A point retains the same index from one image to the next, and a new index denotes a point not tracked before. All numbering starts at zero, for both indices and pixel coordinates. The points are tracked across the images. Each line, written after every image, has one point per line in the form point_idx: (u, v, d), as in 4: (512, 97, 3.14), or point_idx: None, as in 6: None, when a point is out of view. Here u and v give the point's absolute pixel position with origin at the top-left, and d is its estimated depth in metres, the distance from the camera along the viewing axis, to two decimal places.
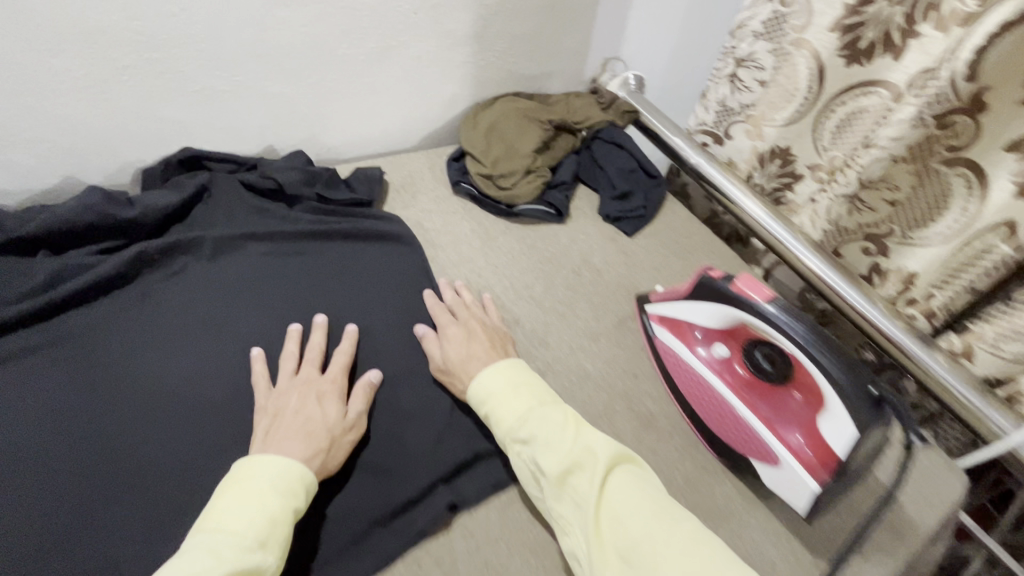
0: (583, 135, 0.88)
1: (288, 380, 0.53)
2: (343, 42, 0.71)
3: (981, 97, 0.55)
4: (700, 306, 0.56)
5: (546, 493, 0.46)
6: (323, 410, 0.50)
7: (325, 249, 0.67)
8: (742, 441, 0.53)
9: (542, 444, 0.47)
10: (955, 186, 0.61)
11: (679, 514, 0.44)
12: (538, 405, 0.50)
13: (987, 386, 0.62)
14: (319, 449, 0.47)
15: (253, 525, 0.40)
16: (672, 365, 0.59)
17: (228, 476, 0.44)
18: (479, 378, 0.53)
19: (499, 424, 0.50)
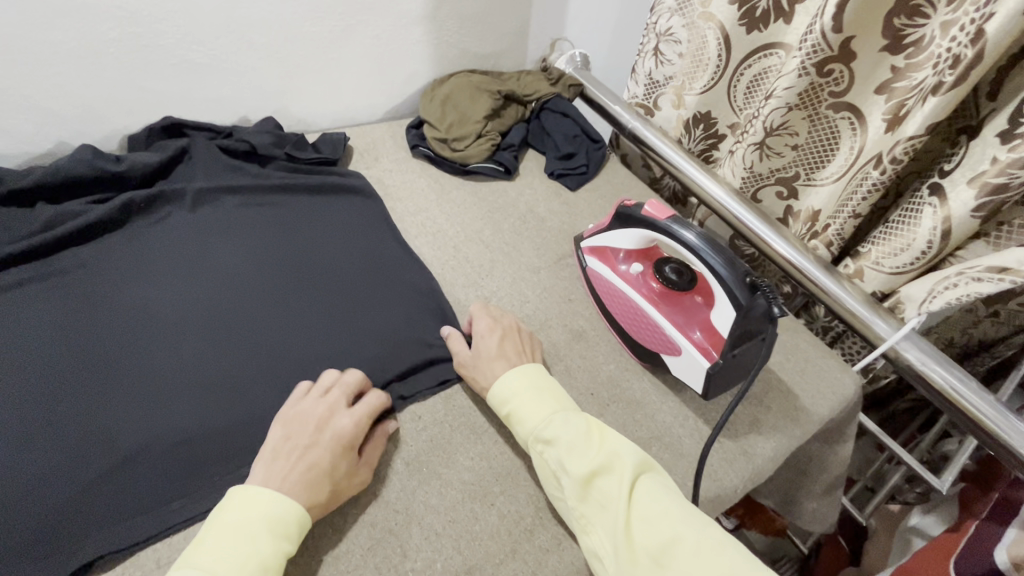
0: (532, 107, 0.98)
1: (310, 406, 0.51)
2: (307, 20, 0.80)
3: (849, 45, 0.65)
4: (620, 230, 0.65)
5: (570, 494, 0.47)
6: (336, 457, 0.48)
7: (294, 202, 0.75)
8: (655, 343, 0.61)
9: (564, 445, 0.48)
10: (841, 126, 0.71)
11: (682, 522, 0.44)
12: (557, 410, 0.52)
13: (876, 300, 0.71)
14: (318, 499, 0.46)
15: (241, 568, 0.39)
16: (601, 288, 0.67)
17: (221, 510, 0.43)
18: (502, 379, 0.55)
19: (521, 424, 0.52)
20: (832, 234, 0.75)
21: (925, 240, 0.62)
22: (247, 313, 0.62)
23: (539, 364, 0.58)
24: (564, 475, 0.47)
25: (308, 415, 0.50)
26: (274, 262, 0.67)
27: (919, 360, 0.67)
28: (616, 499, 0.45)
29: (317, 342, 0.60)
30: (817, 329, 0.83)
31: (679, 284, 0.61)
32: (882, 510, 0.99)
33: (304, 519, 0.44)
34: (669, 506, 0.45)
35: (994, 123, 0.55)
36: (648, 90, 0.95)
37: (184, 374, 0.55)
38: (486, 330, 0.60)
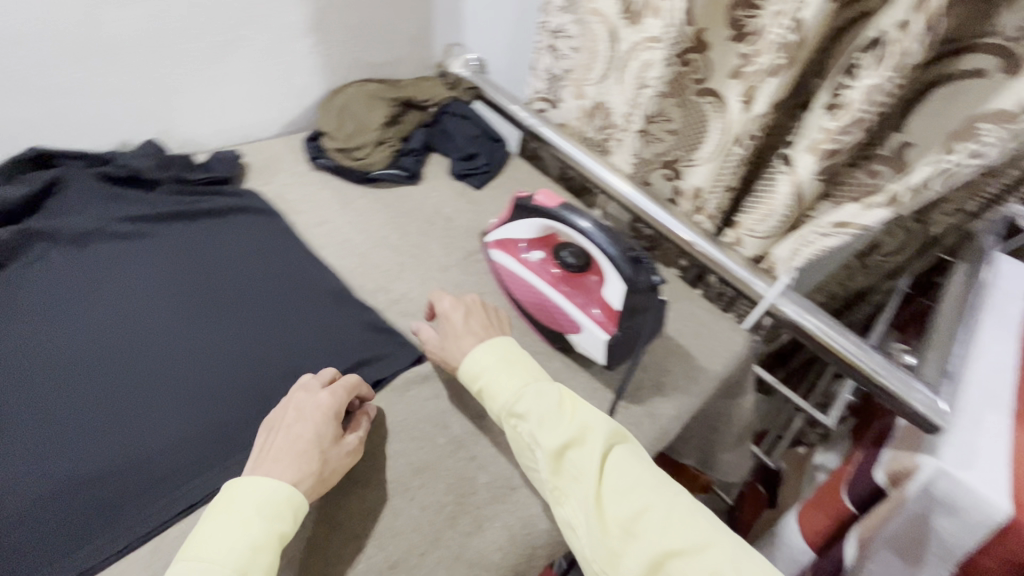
0: (432, 111, 0.99)
1: (291, 399, 0.53)
2: (183, 37, 0.77)
3: (703, 37, 0.73)
4: (520, 220, 0.68)
5: (543, 466, 0.50)
6: (322, 432, 0.50)
7: (186, 227, 0.72)
8: (559, 322, 0.65)
9: (537, 418, 0.51)
10: (708, 109, 0.78)
11: (655, 490, 0.48)
12: (532, 382, 0.54)
13: (754, 261, 0.79)
14: (309, 469, 0.48)
15: (233, 552, 0.41)
16: (507, 278, 0.70)
17: (216, 499, 0.45)
18: (471, 355, 0.57)
19: (494, 398, 0.54)
20: (712, 208, 0.82)
21: (782, 204, 0.69)
22: (146, 350, 0.61)
23: (510, 339, 0.60)
24: (537, 448, 0.50)
25: (289, 404, 0.53)
26: (171, 293, 0.66)
27: (796, 313, 0.75)
28: (587, 470, 0.48)
29: (222, 372, 0.60)
30: (712, 296, 0.90)
31: (575, 266, 0.65)
32: (791, 453, 1.08)
33: (298, 501, 0.46)
34: (643, 476, 0.49)
35: (820, 96, 0.63)
36: (549, 85, 0.99)
37: (81, 424, 0.55)
38: (450, 308, 0.63)
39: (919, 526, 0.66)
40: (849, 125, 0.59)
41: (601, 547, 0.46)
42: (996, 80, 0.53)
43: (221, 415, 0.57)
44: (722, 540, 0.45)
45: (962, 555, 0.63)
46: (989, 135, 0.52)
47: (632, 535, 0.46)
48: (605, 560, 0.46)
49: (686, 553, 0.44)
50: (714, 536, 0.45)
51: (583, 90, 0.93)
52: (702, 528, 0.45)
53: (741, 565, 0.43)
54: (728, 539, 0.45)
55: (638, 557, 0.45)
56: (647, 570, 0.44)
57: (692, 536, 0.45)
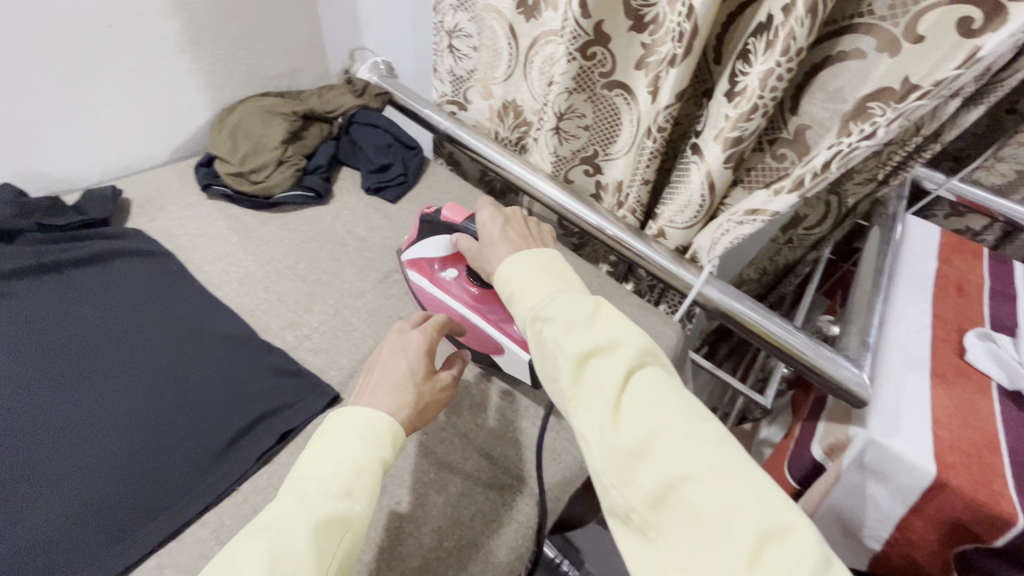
0: (340, 122, 0.93)
1: (387, 342, 0.54)
2: (32, 64, 0.68)
3: (602, 28, 0.69)
4: (429, 238, 0.65)
5: (565, 374, 0.44)
6: (416, 370, 0.52)
7: (56, 280, 0.64)
8: (483, 342, 0.63)
9: (563, 323, 0.45)
10: (619, 104, 0.77)
11: (682, 413, 0.41)
12: (564, 291, 0.48)
13: (679, 252, 0.79)
14: (405, 401, 0.49)
15: (341, 469, 0.42)
16: (425, 297, 0.67)
17: (323, 424, 0.46)
18: (510, 262, 0.52)
19: (523, 304, 0.49)
20: (634, 202, 0.81)
21: (699, 195, 0.69)
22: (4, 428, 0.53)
23: (550, 249, 0.55)
24: (559, 353, 0.44)
25: (387, 345, 0.54)
26: (37, 360, 0.58)
27: (722, 298, 0.76)
28: (611, 379, 0.42)
29: (106, 440, 0.53)
30: (644, 289, 0.89)
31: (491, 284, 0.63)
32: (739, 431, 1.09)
33: (396, 430, 0.47)
34: (673, 397, 0.42)
35: (721, 84, 0.62)
36: (455, 87, 0.95)
37: None
38: (489, 218, 0.59)
39: (858, 491, 0.67)
40: (750, 113, 0.58)
41: (612, 461, 0.40)
42: (872, 60, 0.53)
43: (89, 500, 0.50)
44: (753, 476, 0.38)
45: (897, 518, 0.65)
46: (881, 115, 0.53)
47: (644, 456, 0.39)
48: (616, 473, 0.40)
49: (704, 479, 0.37)
50: (743, 468, 0.38)
51: (490, 89, 0.92)
52: (728, 458, 0.38)
53: (768, 503, 0.36)
54: (757, 474, 0.38)
55: (650, 474, 0.39)
56: (656, 490, 0.38)
57: (713, 461, 0.38)
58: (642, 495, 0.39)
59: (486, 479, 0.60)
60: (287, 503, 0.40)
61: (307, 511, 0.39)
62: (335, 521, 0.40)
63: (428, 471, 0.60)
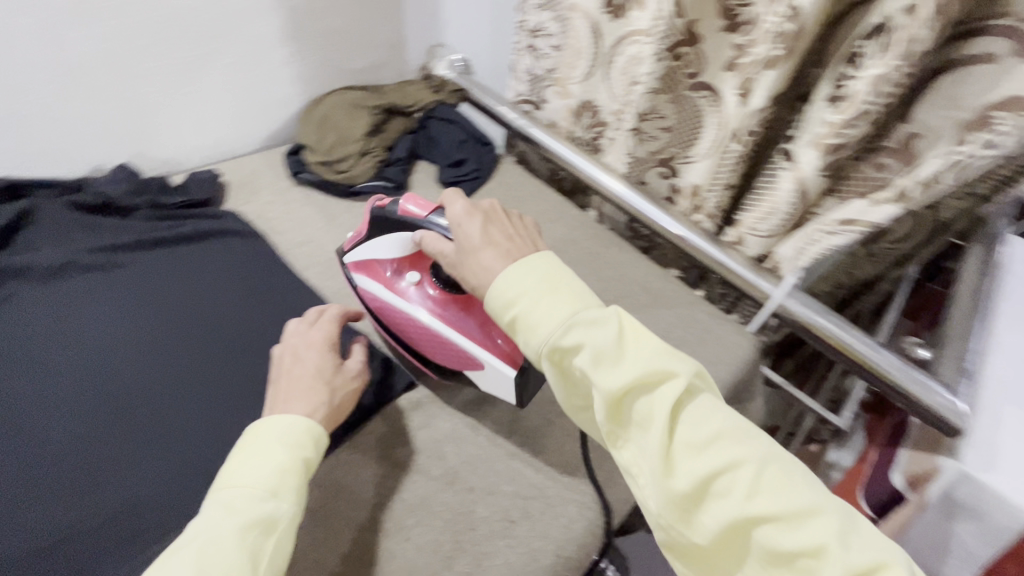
0: (417, 117, 0.95)
1: (284, 346, 0.57)
2: (153, 54, 0.74)
3: (693, 29, 0.70)
4: (381, 240, 0.62)
5: (602, 411, 0.44)
6: (323, 365, 0.56)
7: (163, 253, 0.69)
8: (450, 353, 0.61)
9: (593, 356, 0.44)
10: (703, 104, 0.74)
11: (740, 443, 0.41)
12: (583, 310, 0.46)
13: (757, 262, 0.76)
14: (318, 402, 0.53)
15: (264, 476, 0.45)
16: (381, 305, 0.64)
17: (244, 435, 0.48)
18: (503, 278, 0.49)
19: (534, 334, 0.47)
20: (712, 207, 0.79)
21: (786, 201, 0.67)
22: (116, 388, 0.58)
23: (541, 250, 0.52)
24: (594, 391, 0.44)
25: (296, 344, 0.58)
26: (145, 327, 0.63)
27: (803, 313, 0.72)
28: (655, 419, 0.42)
29: (209, 409, 0.58)
30: (715, 297, 0.86)
31: (458, 290, 0.60)
32: (803, 452, 1.05)
33: (315, 432, 0.50)
34: (726, 429, 0.42)
35: (821, 88, 0.60)
36: (531, 87, 0.98)
37: (45, 476, 0.52)
38: (463, 215, 0.55)
39: (944, 524, 0.63)
40: (855, 118, 0.55)
41: (669, 502, 0.42)
42: (1007, 65, 0.48)
43: (193, 462, 0.54)
44: (825, 504, 0.39)
45: (984, 557, 0.62)
46: (1003, 124, 0.49)
47: (708, 493, 0.41)
48: (674, 511, 0.42)
49: (777, 519, 0.38)
50: (816, 500, 0.39)
51: (568, 88, 0.91)
52: (797, 492, 0.39)
53: (847, 537, 0.38)
54: (831, 505, 0.39)
55: (716, 514, 0.40)
56: (724, 530, 0.40)
57: (784, 494, 0.39)
58: (709, 535, 0.41)
59: (549, 477, 0.60)
60: (214, 512, 0.42)
61: (235, 518, 0.42)
62: (263, 522, 0.43)
63: (497, 462, 0.60)
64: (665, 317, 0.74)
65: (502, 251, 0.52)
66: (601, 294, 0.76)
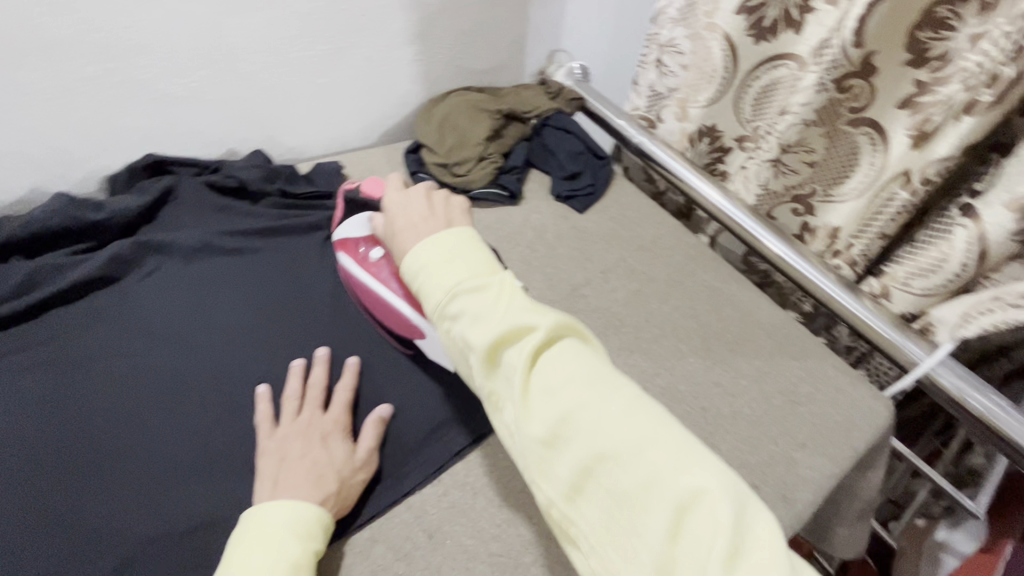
0: (533, 124, 0.93)
1: (289, 423, 0.51)
2: (294, 45, 0.74)
3: (870, 60, 0.62)
4: (355, 217, 0.61)
5: (476, 369, 0.42)
6: (330, 452, 0.49)
7: (291, 242, 0.69)
8: (405, 325, 0.56)
9: (469, 316, 0.42)
10: (861, 143, 0.67)
11: (594, 388, 0.39)
12: (468, 278, 0.44)
13: (904, 320, 0.70)
14: (328, 492, 0.46)
15: (275, 570, 0.40)
16: (349, 281, 0.62)
17: (240, 527, 0.43)
18: (416, 249, 0.47)
19: (428, 298, 0.45)
20: (856, 253, 0.73)
21: (958, 260, 0.60)
22: (246, 371, 0.56)
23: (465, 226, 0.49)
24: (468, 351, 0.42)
25: (306, 426, 0.51)
26: (275, 314, 0.61)
27: (955, 387, 0.64)
28: (514, 374, 0.40)
29: None
30: (840, 347, 0.81)
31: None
32: (909, 525, 0.95)
33: (325, 521, 0.45)
34: (582, 377, 0.39)
35: None
36: (650, 103, 0.90)
37: (174, 453, 0.50)
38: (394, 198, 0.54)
39: None
40: None
41: (530, 453, 0.39)
42: None
43: None
44: (666, 437, 0.36)
45: None
46: None
47: (563, 441, 0.38)
48: (534, 462, 0.39)
49: (618, 455, 0.36)
50: (657, 433, 0.37)
51: (686, 111, 0.84)
52: (639, 425, 0.37)
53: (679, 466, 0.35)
54: (665, 437, 0.37)
55: (566, 460, 0.37)
56: (572, 476, 0.37)
57: (628, 431, 0.37)
58: (563, 485, 0.37)
59: None
60: None
61: None
62: None
63: None
64: (793, 369, 0.68)
65: (421, 225, 0.49)
66: (722, 336, 0.71)
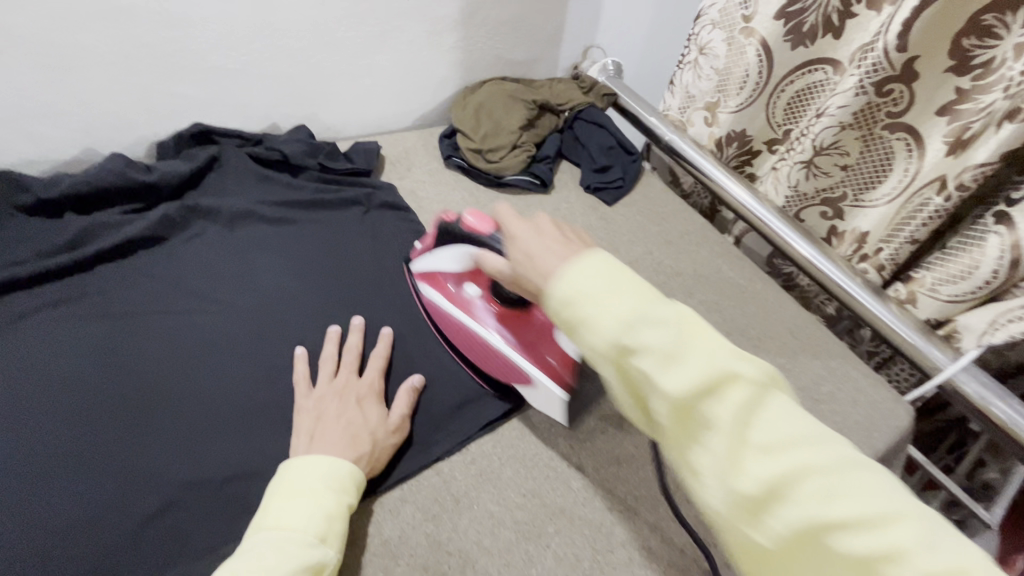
0: (565, 116, 0.94)
1: (326, 384, 0.52)
2: (342, 25, 0.76)
3: (912, 66, 0.62)
4: (446, 249, 0.57)
5: (664, 414, 0.33)
6: (364, 414, 0.51)
7: (329, 215, 0.71)
8: (503, 369, 0.55)
9: (659, 356, 0.32)
10: (896, 148, 0.68)
11: (820, 443, 0.31)
12: (646, 307, 0.34)
13: (930, 327, 0.70)
14: (362, 451, 0.48)
15: (311, 521, 0.41)
16: (438, 315, 0.59)
17: (277, 478, 0.45)
18: (567, 283, 0.36)
19: (591, 330, 0.34)
20: (884, 258, 0.73)
21: (990, 267, 0.61)
22: (285, 334, 0.58)
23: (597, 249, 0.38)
24: (651, 392, 0.33)
25: (342, 388, 0.52)
26: (313, 282, 0.63)
27: (978, 394, 0.64)
28: (721, 423, 0.31)
29: None
30: (861, 352, 0.82)
31: (521, 304, 0.55)
32: None
33: (359, 478, 0.47)
34: (801, 431, 0.31)
35: None
36: (683, 105, 0.90)
37: (217, 406, 0.52)
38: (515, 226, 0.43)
39: None
40: None
41: (734, 510, 0.31)
42: None
43: None
44: (914, 504, 0.29)
45: None
46: None
47: (782, 502, 0.30)
48: (739, 522, 0.31)
49: (862, 525, 0.28)
50: (904, 501, 0.28)
51: (715, 118, 0.85)
52: (880, 489, 0.29)
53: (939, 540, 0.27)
54: (914, 506, 0.29)
55: (783, 522, 0.29)
56: (795, 538, 0.29)
57: (870, 496, 0.28)
58: (775, 542, 0.30)
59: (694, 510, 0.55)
60: (258, 555, 0.39)
61: (285, 564, 0.39)
62: (311, 569, 0.40)
63: None
64: (815, 368, 0.69)
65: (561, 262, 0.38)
66: (746, 332, 0.72)
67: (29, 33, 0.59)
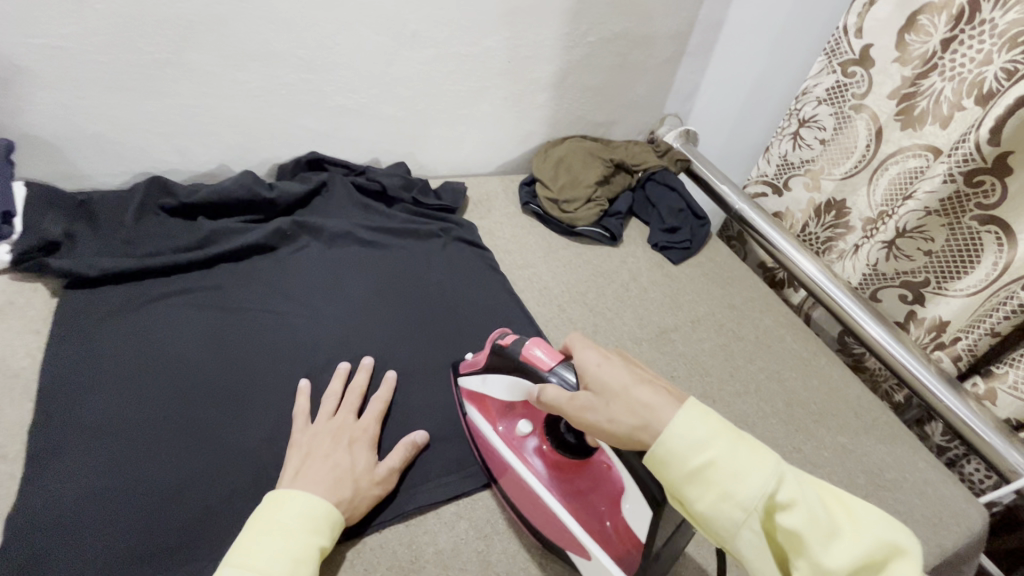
0: (639, 177, 0.98)
1: (324, 421, 0.54)
2: (449, 79, 0.85)
3: (1005, 159, 0.63)
4: (496, 376, 0.53)
5: None
6: (353, 458, 0.51)
7: (416, 244, 0.78)
8: (553, 528, 0.49)
9: (813, 521, 0.35)
10: (985, 240, 0.67)
11: None
12: (786, 467, 0.37)
13: (1009, 428, 0.67)
14: (343, 495, 0.48)
15: (275, 562, 0.41)
16: (483, 444, 0.55)
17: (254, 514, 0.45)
18: (685, 420, 0.38)
19: (739, 485, 0.36)
20: (961, 349, 0.73)
21: None
22: (367, 347, 0.64)
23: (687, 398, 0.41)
24: (804, 559, 0.35)
25: (335, 429, 0.53)
26: (397, 303, 0.69)
27: None
28: None
29: (436, 397, 0.61)
30: (931, 444, 0.78)
31: (575, 450, 0.49)
32: None
33: (336, 519, 0.46)
34: None
35: None
36: (780, 171, 0.91)
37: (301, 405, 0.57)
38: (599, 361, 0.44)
39: None
40: None
41: None
42: None
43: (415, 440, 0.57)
44: None
45: None
46: None
47: None
48: None
49: None
50: None
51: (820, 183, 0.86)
52: None
53: None
54: None
55: None
56: None
57: None
58: None
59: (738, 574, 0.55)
60: None
61: None
62: None
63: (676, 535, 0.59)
64: (880, 453, 0.67)
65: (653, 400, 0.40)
66: (807, 406, 0.71)
67: (199, 69, 0.70)
